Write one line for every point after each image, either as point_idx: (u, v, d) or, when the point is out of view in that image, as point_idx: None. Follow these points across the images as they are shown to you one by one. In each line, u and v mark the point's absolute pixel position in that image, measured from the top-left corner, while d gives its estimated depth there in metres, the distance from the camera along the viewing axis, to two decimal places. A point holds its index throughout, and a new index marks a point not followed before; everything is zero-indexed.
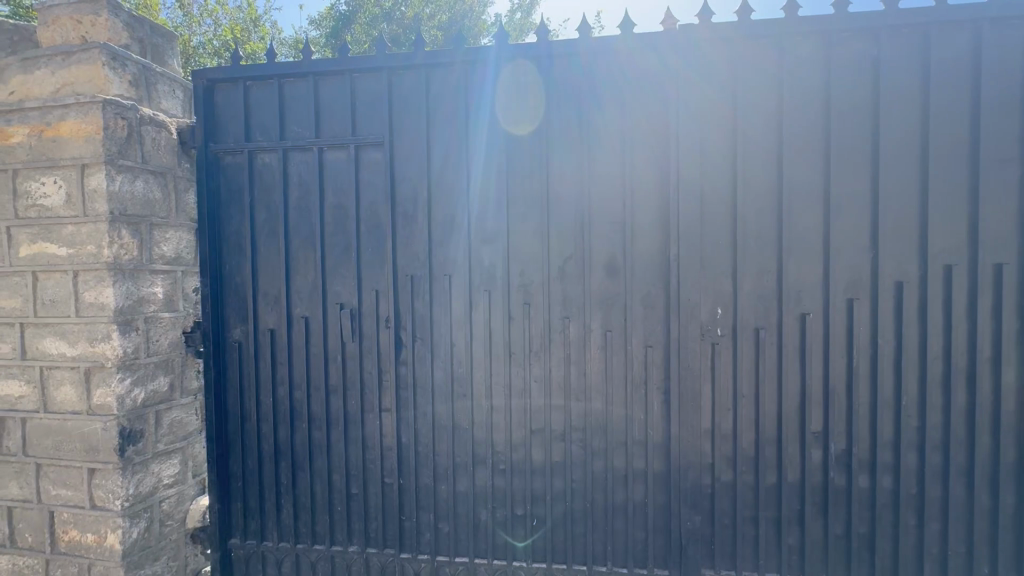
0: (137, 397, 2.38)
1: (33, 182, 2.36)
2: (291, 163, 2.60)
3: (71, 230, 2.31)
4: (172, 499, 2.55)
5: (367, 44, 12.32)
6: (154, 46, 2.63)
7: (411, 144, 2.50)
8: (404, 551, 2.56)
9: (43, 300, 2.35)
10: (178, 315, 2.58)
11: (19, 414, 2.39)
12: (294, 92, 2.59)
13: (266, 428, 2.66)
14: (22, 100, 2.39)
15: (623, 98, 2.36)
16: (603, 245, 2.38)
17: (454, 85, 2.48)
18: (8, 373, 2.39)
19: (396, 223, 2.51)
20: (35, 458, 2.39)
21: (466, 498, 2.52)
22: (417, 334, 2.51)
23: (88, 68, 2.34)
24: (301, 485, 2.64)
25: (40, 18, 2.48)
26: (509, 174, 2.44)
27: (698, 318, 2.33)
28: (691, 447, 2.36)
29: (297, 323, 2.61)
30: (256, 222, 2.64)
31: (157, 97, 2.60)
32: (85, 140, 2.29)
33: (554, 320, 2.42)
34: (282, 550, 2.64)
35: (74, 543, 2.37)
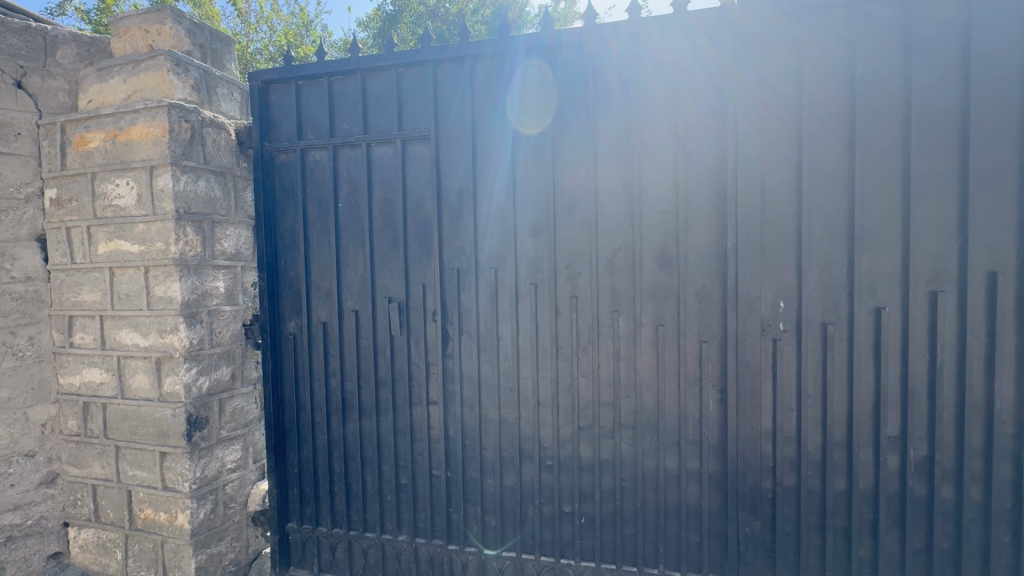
0: (202, 385, 2.51)
1: (109, 184, 2.52)
2: (340, 159, 2.65)
3: (142, 228, 2.46)
4: (234, 483, 2.69)
5: (413, 43, 12.49)
6: (213, 52, 2.76)
7: (454, 140, 2.49)
8: (452, 543, 2.57)
9: (119, 294, 2.52)
10: (238, 308, 2.71)
11: (100, 400, 2.59)
12: (343, 89, 2.64)
13: (320, 417, 2.74)
14: (99, 108, 2.56)
15: (672, 83, 2.25)
16: (655, 235, 2.28)
17: (493, 78, 2.44)
18: (90, 362, 2.59)
19: (442, 218, 2.51)
20: (114, 441, 2.57)
21: (513, 493, 2.50)
22: (463, 327, 2.51)
23: (155, 74, 2.47)
24: (353, 474, 2.72)
25: (113, 31, 2.65)
26: (556, 164, 2.38)
27: (758, 312, 2.19)
28: (751, 448, 2.23)
29: (347, 316, 2.67)
30: (309, 219, 2.72)
31: (217, 100, 2.73)
32: (153, 143, 2.43)
33: (602, 314, 2.34)
34: (335, 536, 2.73)
35: (149, 521, 2.54)
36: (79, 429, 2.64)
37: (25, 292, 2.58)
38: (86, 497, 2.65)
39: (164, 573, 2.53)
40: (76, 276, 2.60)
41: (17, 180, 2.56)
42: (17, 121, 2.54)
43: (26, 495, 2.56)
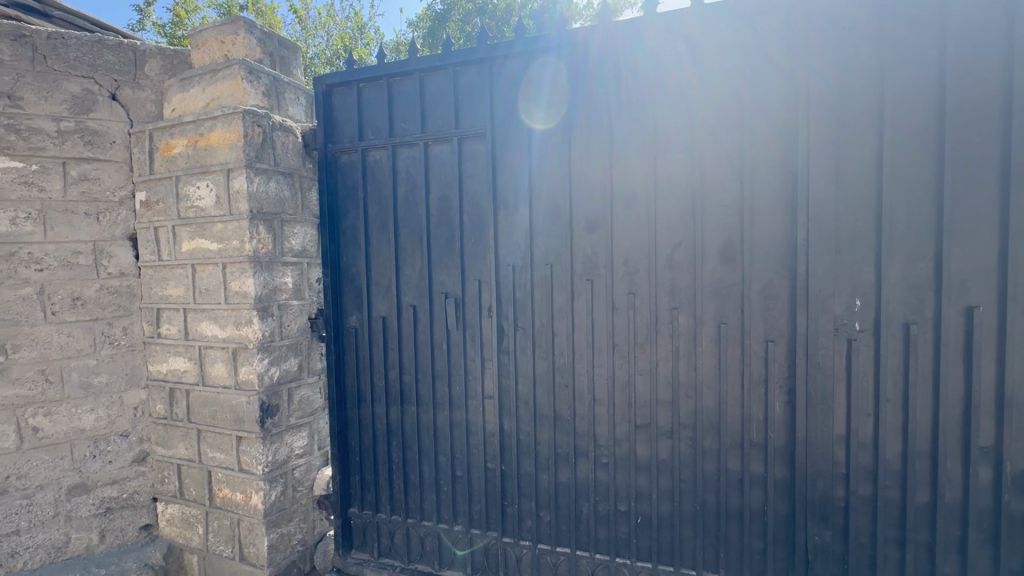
0: (273, 375, 2.67)
1: (191, 186, 2.71)
2: (400, 159, 2.73)
3: (220, 227, 2.63)
4: (302, 468, 2.84)
5: (461, 40, 12.61)
6: (282, 59, 2.90)
7: (510, 135, 2.50)
8: (506, 536, 2.61)
9: (200, 289, 2.72)
10: (304, 302, 2.85)
11: (183, 386, 2.80)
12: (402, 90, 2.70)
13: (379, 408, 2.85)
14: (181, 116, 2.76)
15: (738, 68, 2.15)
16: (718, 230, 2.20)
17: (549, 71, 2.43)
18: (176, 351, 2.81)
19: (497, 215, 2.53)
20: (196, 425, 2.78)
21: (567, 489, 2.50)
22: (518, 323, 2.52)
23: (231, 82, 2.64)
24: (411, 463, 2.80)
25: (193, 43, 2.85)
26: (613, 159, 2.34)
27: (831, 311, 2.07)
28: (821, 454, 2.12)
29: (406, 311, 2.75)
30: (369, 217, 2.81)
31: (285, 105, 2.87)
32: (229, 147, 2.59)
33: (661, 311, 2.29)
34: (394, 522, 2.83)
35: (226, 500, 2.73)
36: (165, 413, 2.87)
37: (120, 287, 2.84)
38: (172, 476, 2.88)
39: (240, 548, 2.72)
40: (163, 272, 2.82)
41: (113, 185, 2.83)
42: (112, 129, 2.81)
43: (121, 471, 2.86)
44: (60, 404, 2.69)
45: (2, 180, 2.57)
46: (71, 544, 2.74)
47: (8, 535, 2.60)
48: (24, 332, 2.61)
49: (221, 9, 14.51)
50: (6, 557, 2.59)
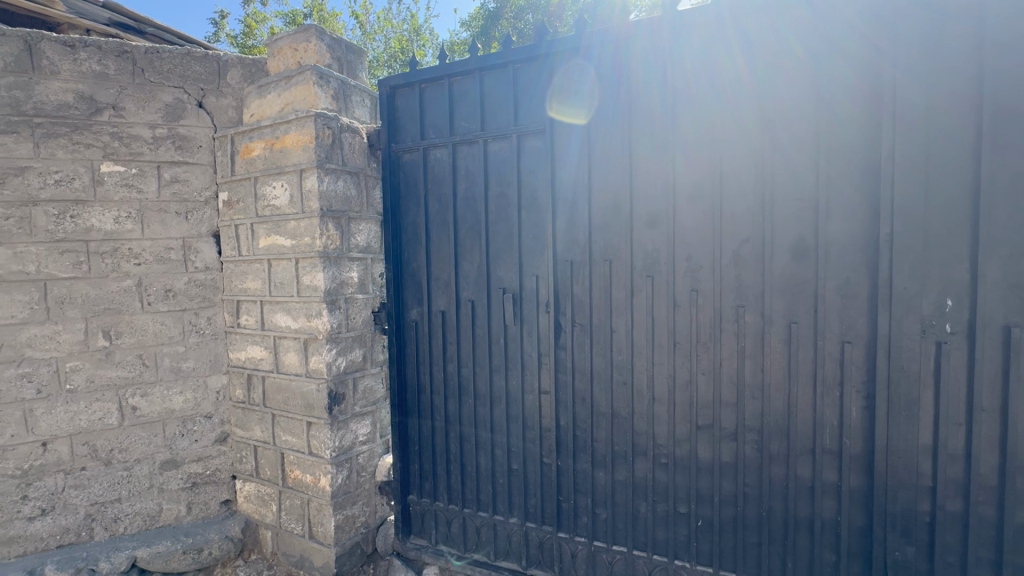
0: (340, 365, 2.81)
1: (267, 186, 2.90)
2: (460, 156, 2.79)
3: (294, 225, 2.80)
4: (365, 454, 2.98)
5: (514, 38, 12.69)
6: (348, 63, 3.03)
7: (568, 131, 2.49)
8: (561, 531, 2.62)
9: (275, 282, 2.90)
10: (368, 296, 2.98)
11: (260, 373, 3.00)
12: (462, 89, 2.76)
13: (438, 400, 2.93)
14: (259, 121, 2.95)
15: (813, 54, 2.05)
16: (790, 225, 2.10)
17: (607, 65, 2.41)
18: (253, 340, 3.02)
19: (555, 212, 2.53)
20: (271, 409, 2.98)
21: (625, 487, 2.47)
22: (576, 319, 2.52)
23: (303, 87, 2.79)
24: (468, 454, 2.87)
25: (269, 51, 3.03)
26: (675, 153, 2.28)
27: (917, 311, 1.93)
28: (904, 464, 1.98)
29: (464, 306, 2.81)
30: (429, 214, 2.89)
31: (352, 108, 3.01)
32: (303, 149, 2.74)
33: (725, 309, 2.21)
34: (451, 511, 2.90)
35: (297, 480, 2.91)
36: (244, 397, 3.09)
37: (205, 280, 3.09)
38: (249, 456, 3.10)
39: (310, 527, 2.89)
40: (243, 266, 3.03)
41: (199, 185, 3.06)
42: (198, 135, 3.05)
43: (205, 449, 3.12)
44: (154, 386, 2.98)
45: (108, 183, 2.87)
46: (163, 513, 3.03)
47: (112, 502, 2.92)
48: (125, 320, 2.91)
49: (288, 20, 15.32)
50: (111, 520, 2.92)
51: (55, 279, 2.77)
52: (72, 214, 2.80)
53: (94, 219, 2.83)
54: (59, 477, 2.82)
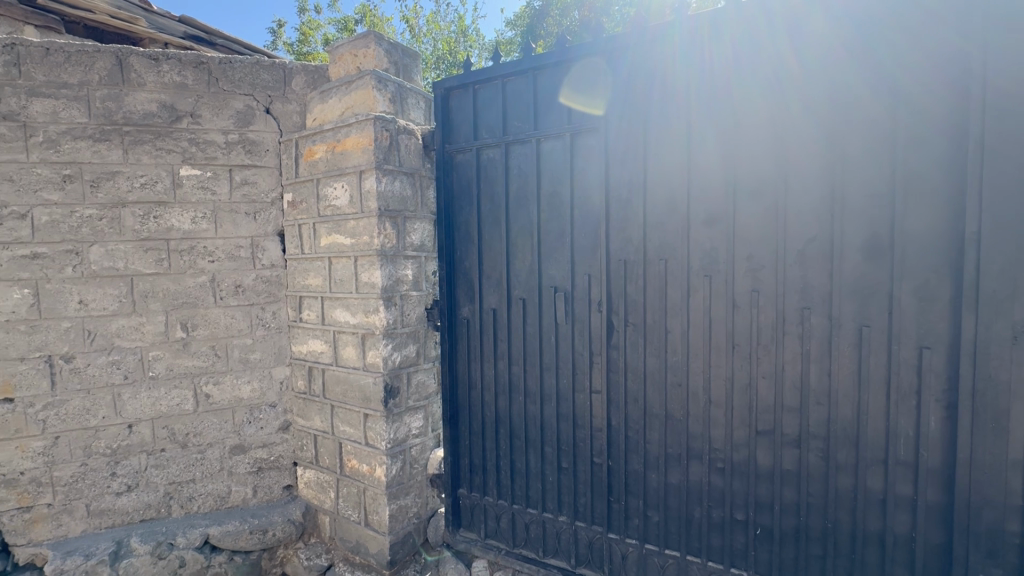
0: (395, 359, 2.90)
1: (329, 188, 3.03)
2: (512, 156, 2.81)
3: (353, 224, 2.92)
4: (418, 447, 3.07)
5: (559, 35, 12.64)
6: (404, 67, 3.12)
7: (621, 128, 2.47)
8: (612, 532, 2.60)
9: (335, 279, 3.03)
10: (422, 293, 3.07)
11: (320, 365, 3.15)
12: (515, 88, 2.78)
13: (488, 396, 2.98)
14: (321, 125, 3.09)
15: (886, 42, 1.94)
16: (862, 223, 2.00)
17: (659, 60, 2.38)
18: (314, 334, 3.17)
19: (609, 209, 2.51)
20: (330, 400, 3.12)
21: (678, 491, 2.42)
22: (629, 319, 2.49)
23: (363, 92, 2.89)
24: (517, 451, 2.89)
25: (331, 58, 3.17)
26: (735, 148, 2.21)
27: (1008, 317, 1.79)
28: (990, 481, 1.85)
29: (515, 304, 2.84)
30: (481, 213, 2.94)
31: (407, 110, 3.09)
32: (362, 151, 2.84)
33: (789, 311, 2.13)
34: (500, 506, 2.94)
35: (354, 470, 3.03)
36: (305, 388, 3.24)
37: (271, 276, 3.26)
38: (309, 444, 3.26)
39: (365, 515, 3.00)
40: (305, 263, 3.19)
41: (266, 187, 3.24)
42: (266, 139, 3.23)
43: (270, 437, 3.30)
44: (225, 375, 3.18)
45: (186, 186, 3.08)
46: (232, 495, 3.23)
47: (188, 482, 3.15)
48: (200, 313, 3.12)
49: (340, 26, 15.91)
50: (186, 499, 3.15)
51: (141, 275, 3.02)
52: (156, 215, 3.03)
53: (174, 220, 3.06)
54: (142, 456, 3.07)
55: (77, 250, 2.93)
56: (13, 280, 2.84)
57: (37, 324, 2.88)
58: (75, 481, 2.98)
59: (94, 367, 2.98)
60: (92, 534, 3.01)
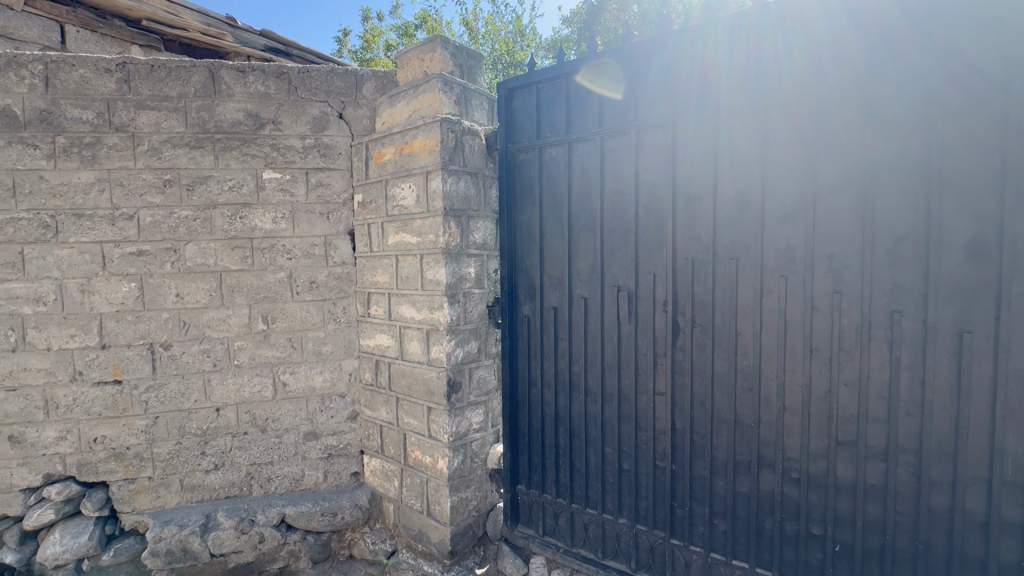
0: (457, 355, 2.97)
1: (396, 188, 3.15)
2: (575, 154, 2.80)
3: (420, 223, 3.02)
4: (478, 441, 3.13)
5: (618, 30, 12.42)
6: (469, 69, 3.18)
7: (688, 123, 2.40)
8: (675, 538, 2.53)
9: (402, 276, 3.14)
10: (484, 291, 3.13)
11: (386, 359, 3.28)
12: (577, 86, 2.77)
13: (548, 394, 2.98)
14: (390, 128, 3.21)
15: (982, 26, 1.80)
16: (962, 220, 1.84)
17: (725, 54, 2.30)
18: (381, 328, 3.31)
19: (676, 207, 2.45)
20: (395, 393, 3.25)
21: (747, 500, 2.33)
22: (696, 320, 2.41)
23: (430, 95, 2.98)
24: (577, 450, 2.88)
25: (400, 63, 3.29)
26: (811, 143, 2.10)
27: None
28: None
29: (577, 303, 2.83)
30: (543, 212, 2.95)
31: (472, 111, 3.15)
32: (429, 152, 2.94)
33: (876, 314, 1.99)
34: (559, 504, 2.94)
35: (418, 460, 3.14)
36: (372, 380, 3.39)
37: (342, 273, 3.44)
38: (375, 434, 3.41)
39: (428, 504, 3.10)
40: (374, 261, 3.33)
41: (339, 189, 3.42)
42: (339, 143, 3.40)
43: (340, 425, 3.48)
44: (300, 365, 3.39)
45: (268, 188, 3.31)
46: (306, 478, 3.44)
47: (266, 464, 3.38)
48: (279, 307, 3.34)
49: (401, 31, 16.43)
50: (265, 479, 3.39)
51: (228, 271, 3.28)
52: (242, 215, 3.28)
53: (257, 220, 3.29)
54: (228, 438, 3.34)
55: (175, 248, 3.22)
56: (123, 275, 3.17)
57: (142, 315, 3.21)
58: (171, 457, 3.28)
59: (188, 354, 3.26)
60: (185, 506, 3.30)
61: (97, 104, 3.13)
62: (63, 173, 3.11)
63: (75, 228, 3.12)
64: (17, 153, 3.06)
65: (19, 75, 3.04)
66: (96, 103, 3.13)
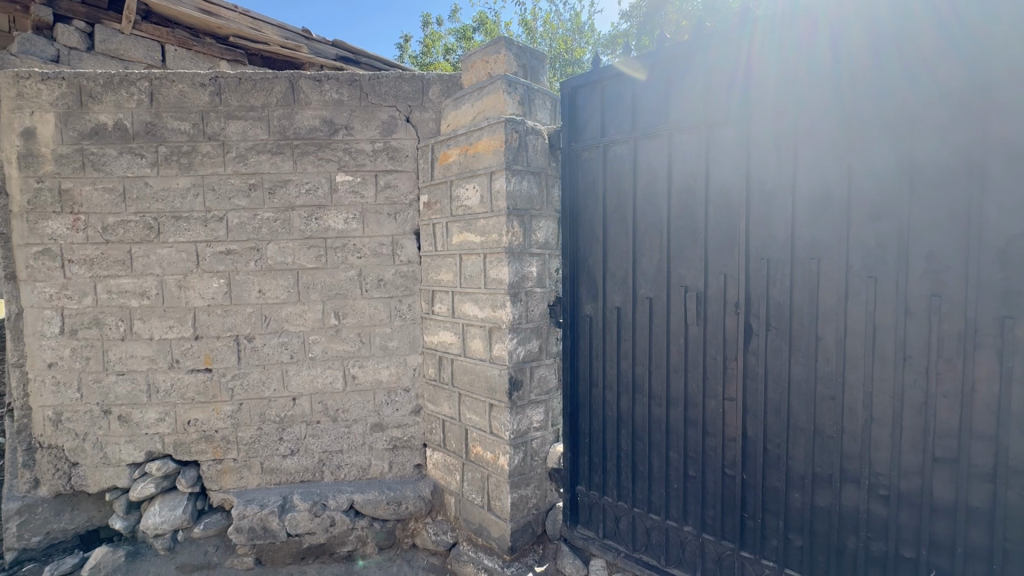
0: (519, 353, 3.00)
1: (461, 189, 3.22)
2: (639, 151, 2.74)
3: (483, 223, 3.07)
4: (538, 440, 3.15)
5: (683, 22, 11.97)
6: (532, 69, 3.19)
7: (751, 116, 2.32)
8: (744, 550, 2.42)
9: (465, 275, 3.21)
10: (545, 290, 3.14)
11: (449, 355, 3.37)
12: (639, 83, 2.72)
13: (610, 395, 2.94)
14: (455, 130, 3.29)
15: None
16: None
17: (784, 46, 2.23)
18: (445, 326, 3.39)
19: (750, 204, 2.34)
20: (457, 388, 3.33)
21: (826, 515, 2.19)
22: (771, 322, 2.30)
23: (494, 96, 3.02)
24: (640, 454, 2.82)
25: (464, 66, 3.36)
26: (895, 133, 1.96)
27: None
28: None
29: (641, 303, 2.77)
30: (607, 211, 2.91)
31: (535, 111, 3.16)
32: (493, 153, 2.98)
33: (982, 320, 1.81)
34: (620, 508, 2.90)
35: (479, 456, 3.20)
36: (435, 376, 3.49)
37: (407, 271, 3.56)
38: (438, 428, 3.50)
39: (489, 500, 3.15)
40: (438, 260, 3.43)
41: (405, 190, 3.54)
42: (406, 145, 3.53)
43: (404, 418, 3.61)
44: (368, 359, 3.55)
45: (340, 190, 3.48)
46: (372, 467, 3.60)
47: (337, 452, 3.57)
48: (349, 303, 3.51)
49: (460, 35, 16.69)
50: (335, 467, 3.58)
51: (304, 269, 3.48)
52: (317, 216, 3.48)
53: (331, 221, 3.48)
54: (303, 426, 3.55)
55: (258, 248, 3.46)
56: (213, 272, 3.46)
57: (229, 309, 3.48)
58: (253, 441, 3.54)
59: (269, 346, 3.50)
60: (265, 488, 3.55)
61: (193, 116, 3.42)
62: (165, 179, 3.43)
63: (174, 229, 3.44)
64: (127, 162, 3.41)
65: (129, 92, 3.39)
66: (192, 115, 3.42)
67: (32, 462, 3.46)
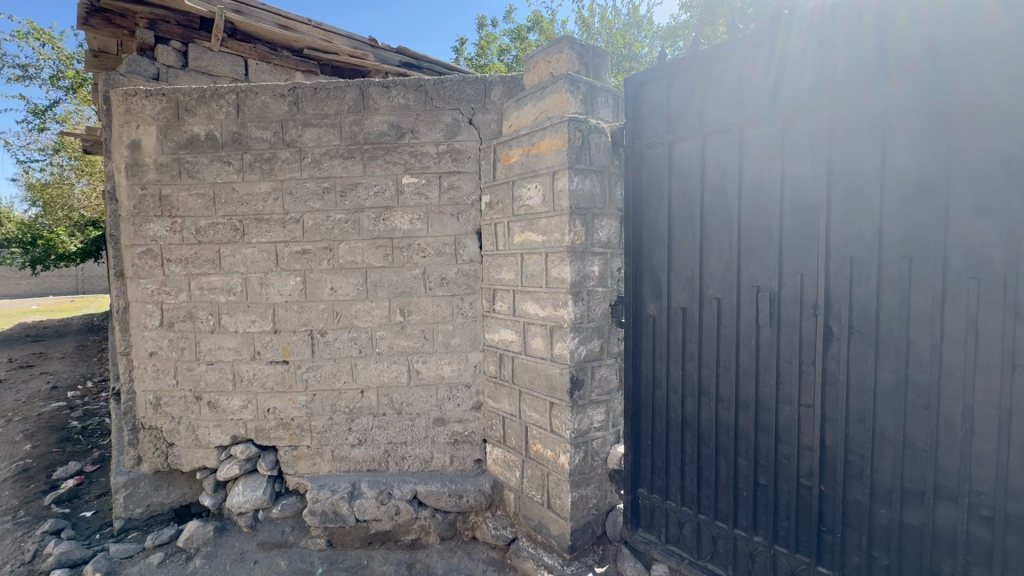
0: (581, 353, 3.00)
1: (523, 189, 3.25)
2: (707, 147, 2.65)
3: (545, 222, 3.09)
4: (599, 440, 3.13)
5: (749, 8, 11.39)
6: (594, 67, 3.17)
7: (825, 108, 2.21)
8: (821, 565, 2.30)
9: (526, 274, 3.24)
10: (607, 290, 3.11)
11: (510, 353, 3.42)
12: (704, 77, 2.64)
13: (674, 397, 2.87)
14: (518, 130, 3.33)
15: None
16: None
17: (859, 33, 2.12)
18: (506, 324, 3.45)
19: (830, 201, 2.21)
20: (518, 386, 3.37)
21: (916, 534, 2.04)
22: (854, 325, 2.16)
23: (556, 95, 3.03)
24: (705, 459, 2.74)
25: (526, 67, 3.38)
26: (993, 120, 1.81)
27: None
28: None
29: (708, 304, 2.68)
30: (672, 208, 2.84)
31: (597, 109, 3.14)
32: (556, 152, 2.98)
33: None
34: (683, 513, 2.83)
35: (539, 453, 3.23)
36: (496, 373, 3.55)
37: (469, 270, 3.64)
38: (498, 424, 3.56)
39: (549, 497, 3.17)
40: (499, 259, 3.48)
41: (467, 191, 3.62)
42: (469, 147, 3.61)
43: (465, 413, 3.70)
44: (431, 356, 3.67)
45: (406, 192, 3.62)
46: (434, 460, 3.71)
47: (401, 443, 3.72)
48: (414, 301, 3.64)
49: (515, 35, 16.75)
50: (400, 458, 3.72)
51: (372, 267, 3.65)
52: (384, 217, 3.63)
53: (397, 221, 3.63)
54: (370, 417, 3.73)
55: (331, 247, 3.67)
56: (291, 271, 3.69)
57: (305, 305, 3.70)
58: (325, 430, 3.75)
59: (340, 341, 3.70)
60: (335, 474, 3.76)
61: (273, 125, 3.67)
62: (249, 184, 3.70)
63: (257, 231, 3.71)
64: (217, 169, 3.71)
65: (219, 105, 3.69)
66: (273, 124, 3.67)
67: (136, 441, 3.85)
